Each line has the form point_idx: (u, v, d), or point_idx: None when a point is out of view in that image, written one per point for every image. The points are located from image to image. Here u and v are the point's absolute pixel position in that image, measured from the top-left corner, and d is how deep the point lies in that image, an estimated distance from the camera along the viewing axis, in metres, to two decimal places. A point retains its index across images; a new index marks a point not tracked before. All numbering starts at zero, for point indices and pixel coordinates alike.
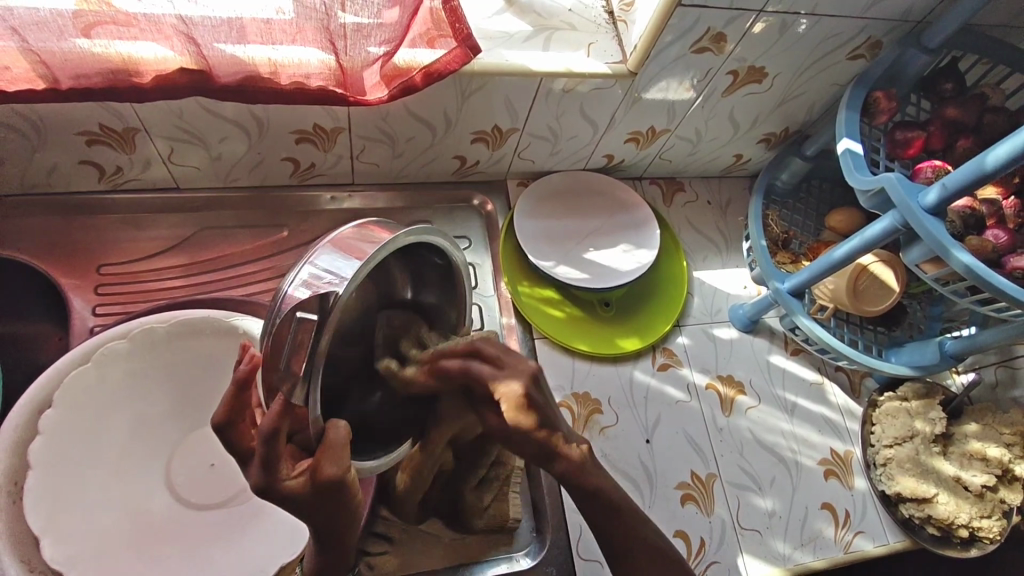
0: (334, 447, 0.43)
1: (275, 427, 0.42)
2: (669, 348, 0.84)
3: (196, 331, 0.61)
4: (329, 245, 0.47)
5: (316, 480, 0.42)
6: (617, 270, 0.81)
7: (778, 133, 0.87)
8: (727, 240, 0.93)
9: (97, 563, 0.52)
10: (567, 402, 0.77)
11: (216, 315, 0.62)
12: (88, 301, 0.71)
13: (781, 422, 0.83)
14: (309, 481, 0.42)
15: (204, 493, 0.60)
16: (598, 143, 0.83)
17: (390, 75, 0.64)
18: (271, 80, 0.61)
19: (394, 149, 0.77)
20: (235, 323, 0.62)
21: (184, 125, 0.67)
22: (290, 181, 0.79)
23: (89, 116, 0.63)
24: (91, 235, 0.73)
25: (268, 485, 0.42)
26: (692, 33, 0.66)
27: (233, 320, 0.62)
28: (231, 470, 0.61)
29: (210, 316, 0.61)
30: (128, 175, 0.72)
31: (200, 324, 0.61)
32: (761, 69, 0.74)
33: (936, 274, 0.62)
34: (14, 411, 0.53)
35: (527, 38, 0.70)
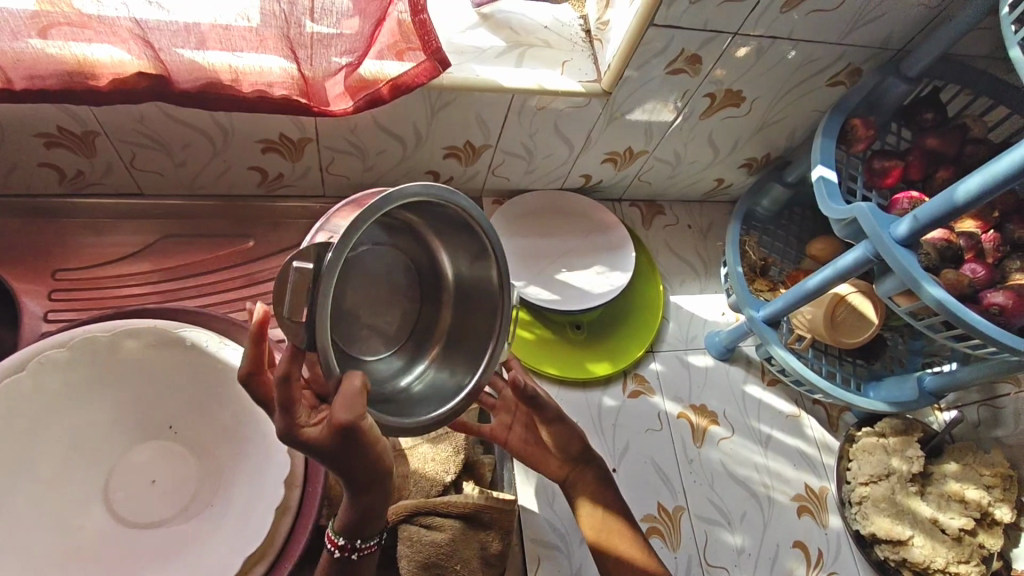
0: (349, 397, 0.40)
1: (286, 371, 0.39)
2: (641, 375, 0.82)
3: (143, 340, 0.59)
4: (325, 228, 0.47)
5: (330, 425, 0.40)
6: (590, 293, 0.79)
7: (759, 159, 0.86)
8: (706, 265, 0.92)
9: None
10: None
11: (162, 325, 0.59)
12: (41, 305, 0.69)
13: (754, 454, 0.80)
14: (326, 429, 0.40)
15: (145, 508, 0.59)
16: (575, 162, 0.82)
17: (354, 87, 0.63)
18: (232, 87, 0.59)
19: (365, 161, 0.75)
20: (182, 334, 0.60)
21: (146, 130, 0.65)
22: (259, 190, 0.77)
23: (46, 117, 0.61)
24: (52, 239, 0.72)
25: (289, 431, 0.40)
26: (667, 53, 0.65)
27: (179, 331, 0.59)
28: (173, 487, 0.60)
29: (158, 325, 0.59)
30: (90, 179, 0.70)
31: (148, 333, 0.59)
32: (738, 92, 0.72)
33: (909, 308, 0.59)
34: None
35: (500, 53, 0.69)
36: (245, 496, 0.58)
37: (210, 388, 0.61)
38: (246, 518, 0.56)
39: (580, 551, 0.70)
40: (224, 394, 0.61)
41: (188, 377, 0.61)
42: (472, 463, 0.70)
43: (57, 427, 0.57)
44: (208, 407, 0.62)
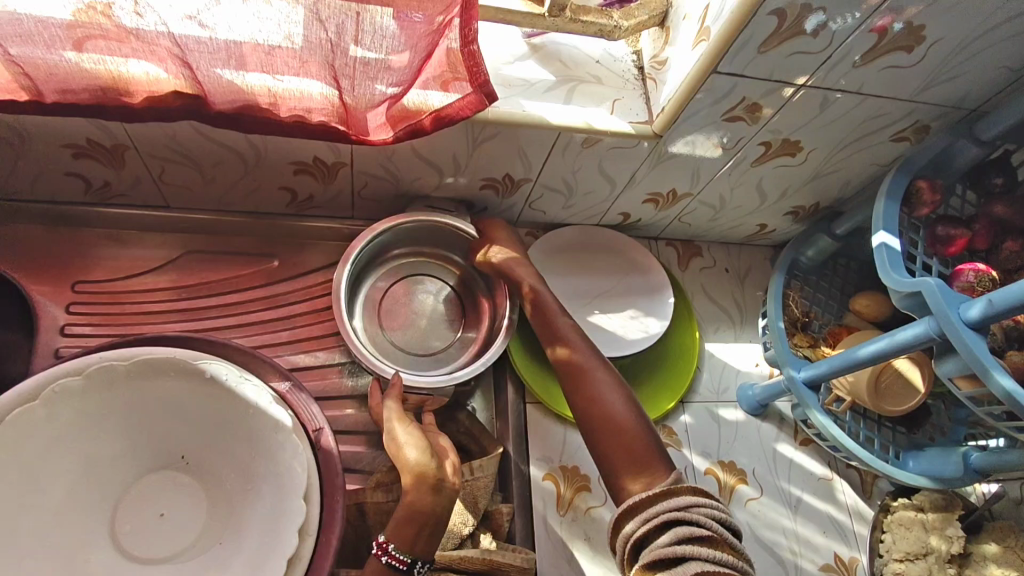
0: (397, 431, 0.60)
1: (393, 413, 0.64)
2: (670, 427, 0.78)
3: (161, 369, 0.57)
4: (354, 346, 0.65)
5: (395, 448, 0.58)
6: (624, 339, 0.76)
7: (806, 208, 0.83)
8: (742, 312, 0.88)
9: None
10: (553, 475, 0.72)
11: (181, 357, 0.57)
12: (59, 318, 0.67)
13: (784, 519, 0.77)
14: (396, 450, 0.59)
15: (152, 544, 0.56)
16: (616, 200, 0.79)
17: (397, 117, 0.60)
18: (270, 111, 0.57)
19: (400, 187, 0.73)
20: (202, 366, 0.57)
21: (177, 147, 0.63)
22: (288, 210, 0.75)
23: (76, 130, 0.59)
24: (74, 248, 0.70)
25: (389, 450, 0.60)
26: (726, 100, 0.62)
27: (200, 363, 0.57)
28: (182, 520, 0.58)
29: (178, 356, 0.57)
30: (117, 189, 0.68)
31: (166, 364, 0.56)
32: (796, 142, 0.68)
33: (970, 392, 0.56)
34: None
35: (549, 87, 0.66)
36: (256, 535, 0.56)
37: (226, 421, 0.59)
38: (257, 564, 0.53)
39: None
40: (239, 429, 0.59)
41: (203, 410, 0.59)
42: (490, 512, 0.67)
43: (66, 456, 0.54)
44: (223, 442, 0.59)
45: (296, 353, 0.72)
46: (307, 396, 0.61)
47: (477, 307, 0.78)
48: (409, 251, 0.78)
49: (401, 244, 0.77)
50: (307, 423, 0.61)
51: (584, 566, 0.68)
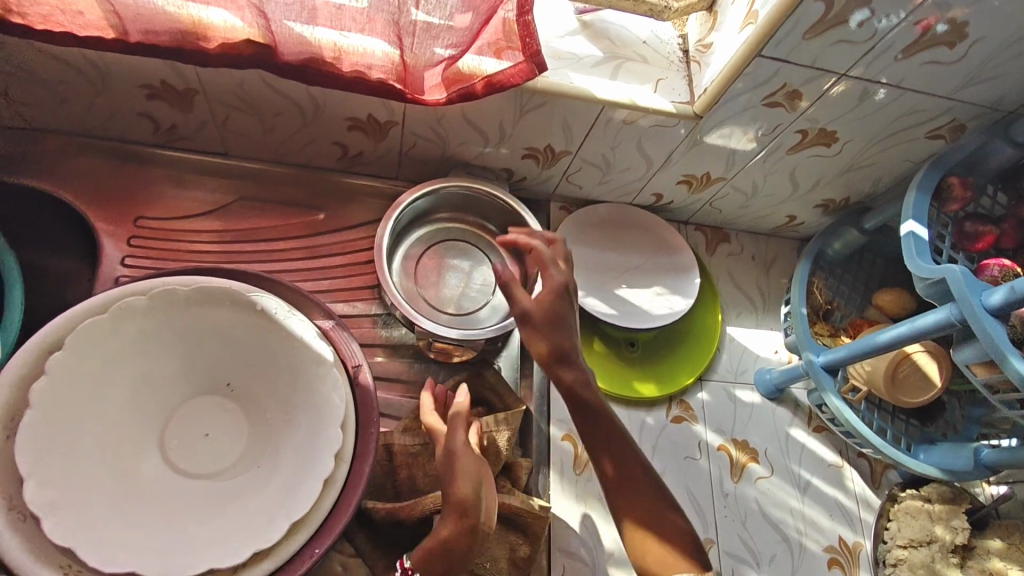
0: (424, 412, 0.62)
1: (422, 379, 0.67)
2: (687, 401, 0.81)
3: (217, 299, 0.61)
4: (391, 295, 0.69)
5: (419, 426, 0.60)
6: (648, 312, 0.78)
7: (836, 202, 0.85)
8: (765, 300, 0.90)
9: (77, 513, 0.50)
10: (572, 436, 0.75)
11: (237, 288, 0.61)
12: (119, 248, 0.72)
13: (792, 499, 0.79)
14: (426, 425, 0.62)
15: (198, 461, 0.60)
16: (651, 179, 0.81)
17: (451, 79, 0.63)
18: (333, 65, 0.61)
19: (445, 150, 0.76)
20: (255, 299, 0.61)
21: (242, 95, 0.67)
22: (338, 165, 0.79)
23: (153, 70, 0.63)
24: (136, 185, 0.74)
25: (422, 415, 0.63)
26: (767, 85, 0.64)
27: (254, 296, 0.61)
28: (225, 441, 0.61)
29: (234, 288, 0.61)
30: (181, 133, 0.73)
31: (223, 293, 0.60)
32: (832, 132, 0.70)
33: (986, 380, 0.57)
34: (24, 349, 0.53)
35: (596, 63, 0.69)
36: (294, 459, 0.60)
37: (271, 352, 0.63)
38: (294, 486, 0.57)
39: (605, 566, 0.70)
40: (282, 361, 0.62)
41: (251, 341, 0.63)
42: (510, 464, 0.70)
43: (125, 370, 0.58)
44: (266, 373, 0.63)
45: (335, 301, 0.76)
46: (349, 334, 0.64)
47: (510, 273, 0.81)
48: (454, 215, 0.81)
49: (443, 208, 0.80)
50: (347, 359, 0.64)
51: (595, 524, 0.72)
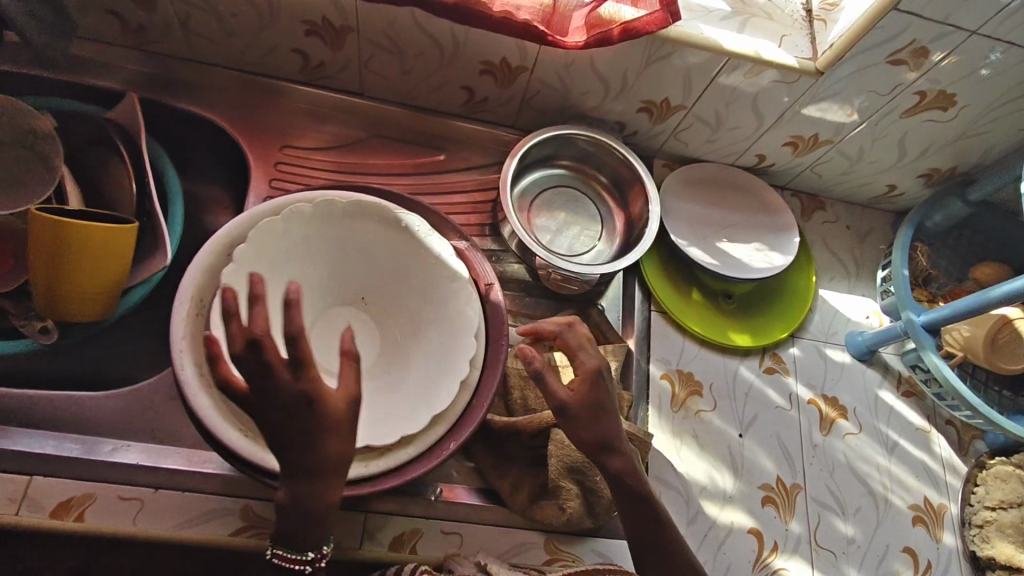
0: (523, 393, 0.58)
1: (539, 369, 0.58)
2: (779, 355, 0.83)
3: (370, 214, 0.67)
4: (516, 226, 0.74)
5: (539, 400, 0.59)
6: (749, 266, 0.81)
7: (941, 171, 0.86)
8: (858, 267, 0.92)
9: None
10: (669, 376, 0.79)
11: (387, 206, 0.67)
12: (266, 173, 0.79)
13: (879, 457, 0.81)
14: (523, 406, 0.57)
15: (340, 361, 0.65)
16: (757, 140, 0.84)
17: (592, 24, 0.67)
18: (485, 5, 0.65)
19: (565, 99, 0.80)
20: (401, 217, 0.67)
21: (391, 34, 0.72)
22: (460, 110, 0.84)
23: (318, 6, 0.69)
24: (279, 117, 0.81)
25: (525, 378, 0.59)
26: (895, 42, 0.66)
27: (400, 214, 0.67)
28: (363, 348, 0.66)
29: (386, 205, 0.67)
30: (326, 70, 0.79)
31: (376, 209, 0.67)
32: (952, 94, 0.73)
33: None
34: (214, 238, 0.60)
35: (724, 17, 0.72)
36: (425, 367, 0.65)
37: (409, 270, 0.68)
38: (429, 387, 0.62)
39: (699, 499, 0.74)
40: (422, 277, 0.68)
41: (392, 258, 0.69)
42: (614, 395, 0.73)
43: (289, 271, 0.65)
44: (405, 288, 0.69)
45: None
46: (483, 255, 0.70)
47: (615, 222, 0.85)
48: (575, 165, 0.85)
49: (556, 157, 0.84)
50: (479, 278, 0.70)
51: (690, 459, 0.75)
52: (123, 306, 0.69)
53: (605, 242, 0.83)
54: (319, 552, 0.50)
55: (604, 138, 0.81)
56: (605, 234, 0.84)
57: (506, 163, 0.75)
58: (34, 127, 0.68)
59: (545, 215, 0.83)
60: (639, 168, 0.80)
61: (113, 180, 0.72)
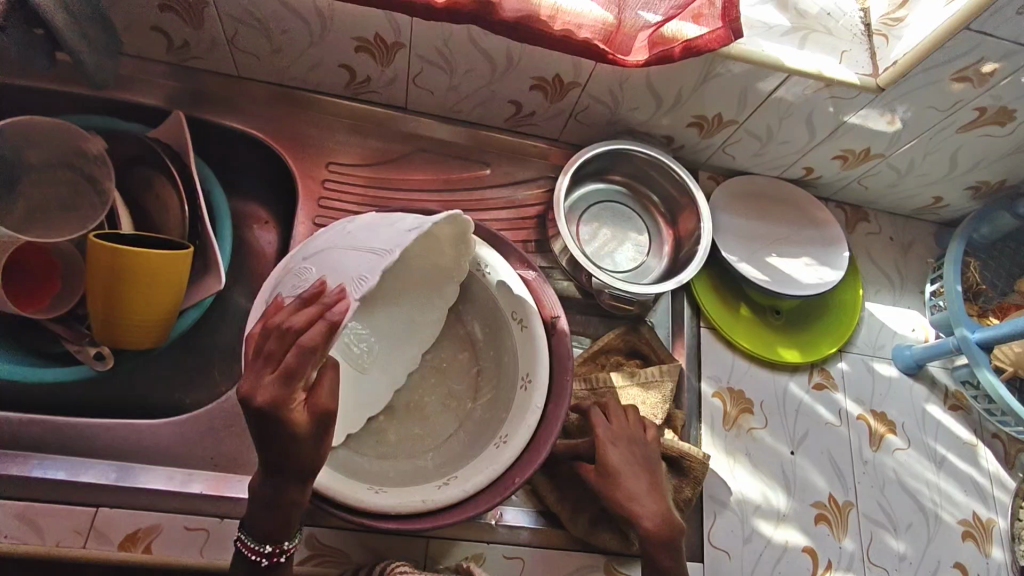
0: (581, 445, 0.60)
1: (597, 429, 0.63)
2: (828, 370, 0.83)
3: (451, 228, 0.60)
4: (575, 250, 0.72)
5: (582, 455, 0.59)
6: (799, 281, 0.81)
7: (990, 184, 0.85)
8: (902, 279, 0.91)
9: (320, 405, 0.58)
10: (721, 394, 0.78)
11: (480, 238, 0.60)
12: (312, 191, 0.78)
13: (928, 472, 0.81)
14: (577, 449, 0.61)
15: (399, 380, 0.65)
16: (806, 153, 0.83)
17: (654, 42, 0.66)
18: (546, 23, 0.64)
19: (614, 114, 0.79)
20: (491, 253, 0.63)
21: (443, 50, 0.71)
22: (505, 124, 0.83)
23: (372, 23, 0.68)
24: (324, 133, 0.80)
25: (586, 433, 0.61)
26: (962, 60, 0.66)
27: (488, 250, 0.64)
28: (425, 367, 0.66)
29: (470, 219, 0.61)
30: (372, 86, 0.78)
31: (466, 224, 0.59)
32: (1012, 111, 0.72)
33: None
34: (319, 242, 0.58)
35: (785, 32, 0.71)
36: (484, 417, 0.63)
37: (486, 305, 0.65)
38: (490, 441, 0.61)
39: (753, 517, 0.74)
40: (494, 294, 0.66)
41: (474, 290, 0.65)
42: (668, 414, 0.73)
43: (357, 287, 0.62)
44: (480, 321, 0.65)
45: None
46: (550, 285, 0.68)
47: (663, 238, 0.84)
48: (627, 179, 0.84)
49: (605, 172, 0.83)
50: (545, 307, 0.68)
51: (743, 477, 0.75)
52: (176, 330, 0.69)
53: (653, 259, 0.83)
54: (277, 547, 0.50)
55: (659, 155, 0.80)
56: (653, 251, 0.83)
57: (561, 180, 0.75)
58: (82, 149, 0.68)
59: (593, 231, 0.82)
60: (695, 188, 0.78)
61: (161, 201, 0.71)
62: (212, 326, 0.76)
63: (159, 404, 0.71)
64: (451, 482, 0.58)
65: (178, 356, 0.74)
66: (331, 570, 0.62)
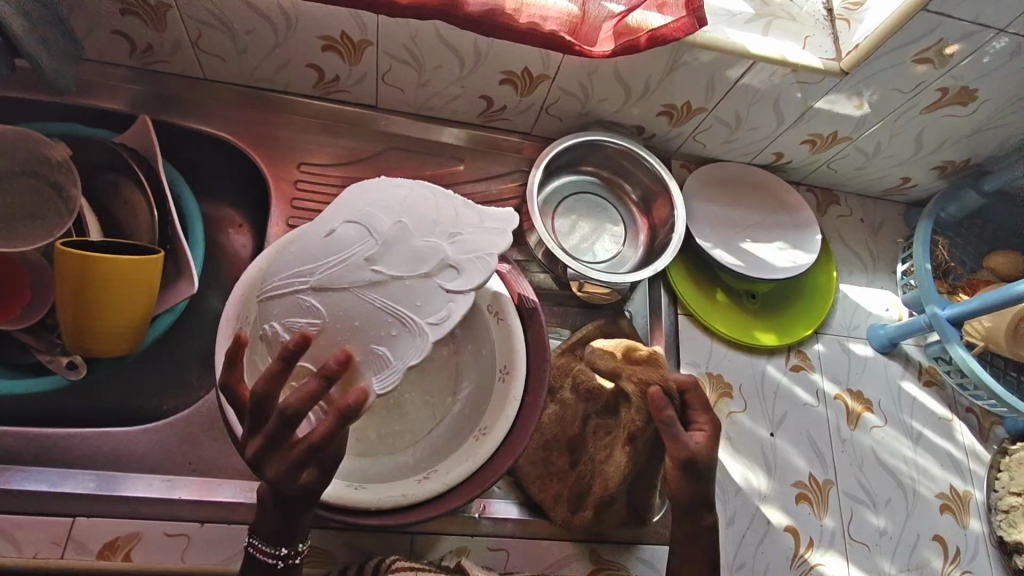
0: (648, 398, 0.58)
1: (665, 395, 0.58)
2: (804, 352, 0.84)
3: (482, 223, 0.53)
4: (550, 243, 0.73)
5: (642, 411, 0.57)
6: (773, 265, 0.82)
7: (955, 163, 0.87)
8: (874, 260, 0.93)
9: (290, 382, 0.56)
10: (700, 379, 0.79)
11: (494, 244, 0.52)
12: (284, 192, 0.77)
13: (904, 448, 0.82)
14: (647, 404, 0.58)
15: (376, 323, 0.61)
16: (776, 139, 0.84)
17: (620, 32, 0.67)
18: (512, 16, 0.64)
19: (584, 106, 0.79)
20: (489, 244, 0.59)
21: (411, 47, 0.71)
22: (476, 120, 0.83)
23: (337, 22, 0.67)
24: (293, 134, 0.79)
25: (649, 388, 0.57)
26: (922, 42, 0.67)
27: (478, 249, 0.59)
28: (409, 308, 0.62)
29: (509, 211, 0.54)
30: (341, 85, 0.77)
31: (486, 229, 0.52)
32: (972, 91, 0.73)
33: None
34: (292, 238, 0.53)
35: (749, 19, 0.72)
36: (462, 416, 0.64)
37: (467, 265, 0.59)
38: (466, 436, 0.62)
39: (735, 500, 0.74)
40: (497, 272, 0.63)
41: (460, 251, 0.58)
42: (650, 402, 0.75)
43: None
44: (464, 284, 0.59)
45: None
46: (525, 277, 0.68)
47: (638, 229, 0.85)
48: (600, 170, 0.84)
49: (578, 164, 0.84)
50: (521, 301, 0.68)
51: (724, 460, 0.76)
52: (150, 336, 0.68)
53: (629, 247, 0.83)
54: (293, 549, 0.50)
55: (630, 147, 0.80)
56: (628, 240, 0.84)
57: (533, 172, 0.75)
58: (48, 156, 0.67)
59: (568, 223, 0.82)
60: (668, 178, 0.79)
61: (130, 207, 0.70)
62: (188, 331, 0.75)
63: (136, 411, 0.70)
64: (429, 477, 0.59)
65: (154, 362, 0.73)
66: (316, 570, 0.61)
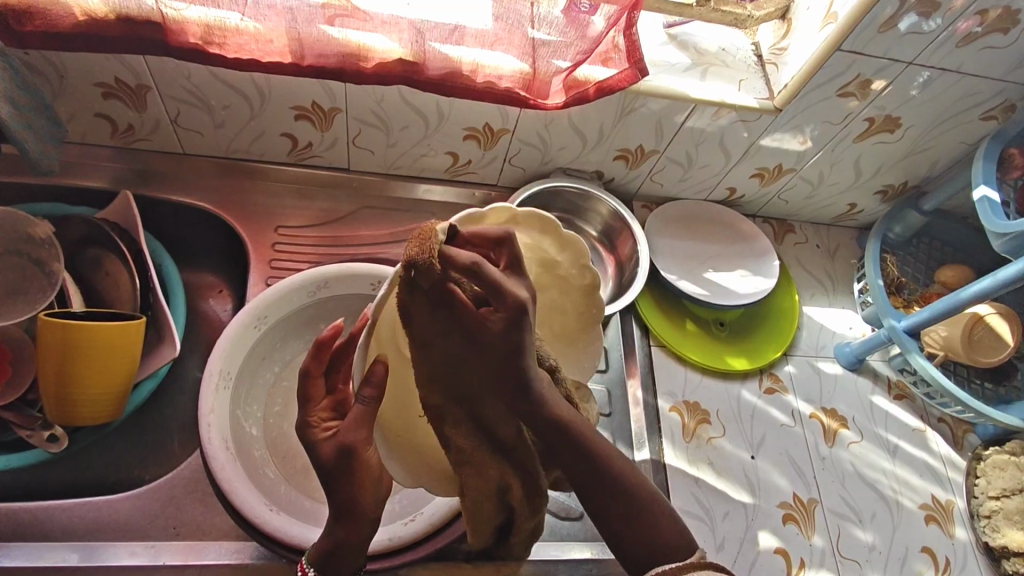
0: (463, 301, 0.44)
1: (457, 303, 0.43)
2: (776, 374, 0.87)
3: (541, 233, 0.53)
4: None
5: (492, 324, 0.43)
6: (735, 292, 0.86)
7: (895, 187, 0.93)
8: (833, 282, 0.97)
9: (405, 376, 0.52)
10: (678, 408, 0.81)
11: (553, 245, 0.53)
12: (263, 254, 0.80)
13: (883, 461, 0.84)
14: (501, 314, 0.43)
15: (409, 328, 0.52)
16: (726, 175, 0.89)
17: (569, 85, 0.72)
18: (469, 77, 0.70)
19: (545, 155, 0.85)
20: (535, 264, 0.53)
21: (378, 111, 0.76)
22: (444, 175, 0.88)
23: (308, 93, 0.72)
24: (269, 199, 0.83)
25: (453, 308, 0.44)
26: (843, 77, 0.74)
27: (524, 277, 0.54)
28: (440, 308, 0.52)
29: (578, 238, 0.54)
30: (314, 151, 0.82)
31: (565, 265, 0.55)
32: (897, 119, 0.80)
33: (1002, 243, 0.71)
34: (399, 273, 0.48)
35: (686, 68, 0.79)
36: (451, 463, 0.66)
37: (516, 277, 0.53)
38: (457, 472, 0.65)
39: (723, 526, 0.75)
40: (577, 335, 0.58)
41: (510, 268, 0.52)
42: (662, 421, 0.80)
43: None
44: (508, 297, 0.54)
45: None
46: None
47: (606, 266, 0.88)
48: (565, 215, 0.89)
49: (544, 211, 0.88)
50: None
51: (708, 485, 0.77)
52: (132, 403, 0.69)
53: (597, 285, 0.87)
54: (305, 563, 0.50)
55: (593, 192, 0.86)
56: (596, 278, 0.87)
57: None
58: (30, 234, 0.70)
59: None
60: (631, 218, 0.84)
61: (112, 278, 0.72)
62: (170, 396, 0.76)
63: (117, 481, 0.70)
64: (415, 518, 0.61)
65: (137, 430, 0.73)
66: None
